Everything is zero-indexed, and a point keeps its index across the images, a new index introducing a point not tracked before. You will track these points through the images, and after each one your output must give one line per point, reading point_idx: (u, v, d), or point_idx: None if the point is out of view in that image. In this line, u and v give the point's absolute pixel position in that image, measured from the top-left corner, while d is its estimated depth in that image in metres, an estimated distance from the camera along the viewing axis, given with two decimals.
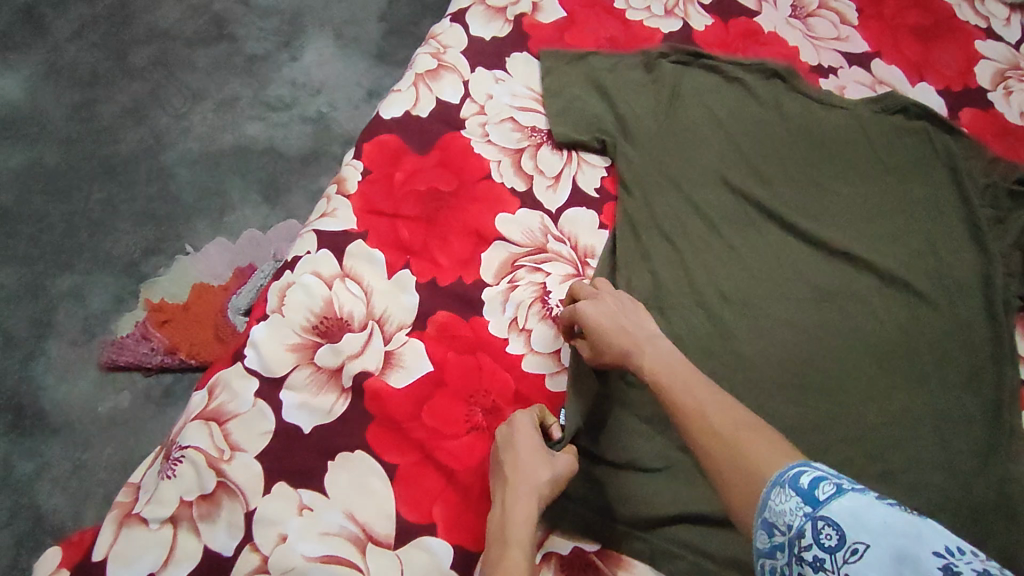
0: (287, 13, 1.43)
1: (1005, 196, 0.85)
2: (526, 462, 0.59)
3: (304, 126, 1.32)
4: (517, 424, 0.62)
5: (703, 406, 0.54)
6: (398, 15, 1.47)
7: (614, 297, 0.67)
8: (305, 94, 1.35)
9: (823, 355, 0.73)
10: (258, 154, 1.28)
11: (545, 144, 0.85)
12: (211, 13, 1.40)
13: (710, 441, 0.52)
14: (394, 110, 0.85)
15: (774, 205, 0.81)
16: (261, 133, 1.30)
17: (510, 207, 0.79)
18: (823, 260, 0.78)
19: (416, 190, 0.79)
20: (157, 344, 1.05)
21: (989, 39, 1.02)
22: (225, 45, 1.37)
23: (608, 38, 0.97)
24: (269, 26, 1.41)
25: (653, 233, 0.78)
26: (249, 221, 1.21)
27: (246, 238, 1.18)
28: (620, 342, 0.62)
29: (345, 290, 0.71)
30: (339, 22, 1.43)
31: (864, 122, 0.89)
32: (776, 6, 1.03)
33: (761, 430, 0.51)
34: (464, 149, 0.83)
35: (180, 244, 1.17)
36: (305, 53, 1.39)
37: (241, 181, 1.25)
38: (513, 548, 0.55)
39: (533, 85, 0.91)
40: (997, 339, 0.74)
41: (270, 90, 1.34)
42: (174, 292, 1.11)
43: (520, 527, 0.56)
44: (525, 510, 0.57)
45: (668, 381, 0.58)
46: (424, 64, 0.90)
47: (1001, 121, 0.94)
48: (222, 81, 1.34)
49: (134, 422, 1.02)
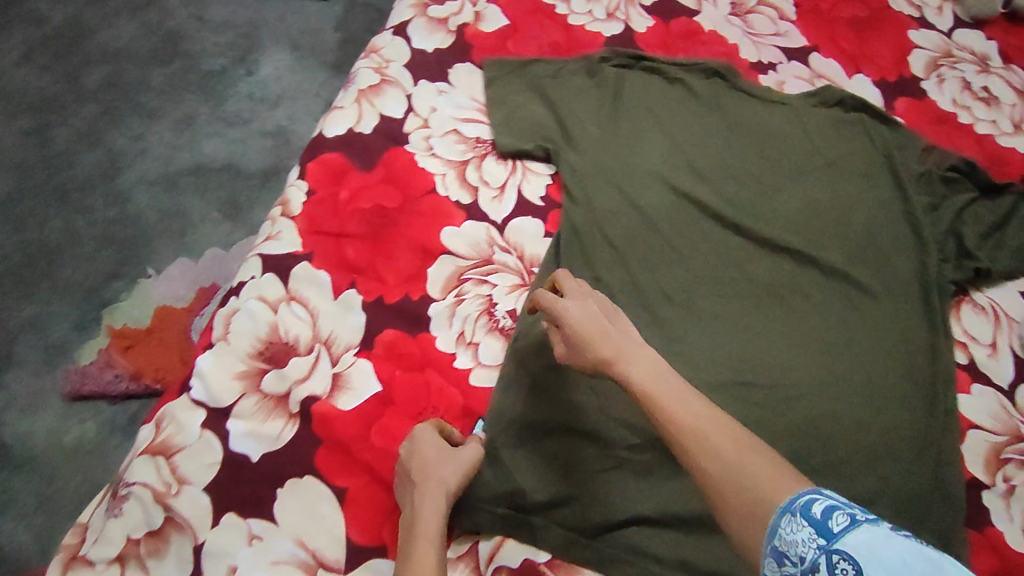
0: (241, 27, 1.42)
1: (939, 182, 0.88)
2: (434, 462, 0.60)
3: (262, 140, 1.31)
4: (418, 429, 0.64)
5: (691, 419, 0.52)
6: (354, 24, 1.47)
7: (592, 299, 0.66)
8: (262, 108, 1.35)
9: (772, 345, 0.74)
10: (217, 171, 1.27)
11: (490, 154, 0.86)
12: (164, 30, 1.39)
13: (707, 459, 0.50)
14: (337, 128, 0.86)
15: (717, 204, 0.82)
16: (218, 150, 1.29)
17: (457, 219, 0.80)
18: (767, 256, 0.80)
19: (361, 208, 0.79)
20: (120, 371, 1.03)
21: (922, 28, 1.04)
22: (179, 63, 1.36)
23: (551, 44, 0.98)
24: (223, 41, 1.40)
25: (596, 240, 0.79)
26: (210, 240, 1.20)
27: (207, 257, 1.17)
28: (601, 346, 0.61)
29: (290, 313, 0.71)
30: (294, 33, 1.43)
31: (803, 117, 0.91)
32: (716, 5, 1.04)
33: (758, 449, 0.50)
34: (408, 164, 0.84)
35: (141, 267, 1.16)
36: (261, 67, 1.38)
37: (201, 199, 1.24)
38: (422, 543, 0.56)
39: (477, 96, 0.91)
40: (932, 325, 0.76)
41: (226, 105, 1.33)
42: (135, 317, 1.09)
43: (431, 523, 0.57)
44: (434, 507, 0.58)
45: (653, 389, 0.55)
46: (366, 80, 0.90)
47: (935, 109, 0.96)
48: (178, 99, 1.33)
49: (99, 452, 1.01)
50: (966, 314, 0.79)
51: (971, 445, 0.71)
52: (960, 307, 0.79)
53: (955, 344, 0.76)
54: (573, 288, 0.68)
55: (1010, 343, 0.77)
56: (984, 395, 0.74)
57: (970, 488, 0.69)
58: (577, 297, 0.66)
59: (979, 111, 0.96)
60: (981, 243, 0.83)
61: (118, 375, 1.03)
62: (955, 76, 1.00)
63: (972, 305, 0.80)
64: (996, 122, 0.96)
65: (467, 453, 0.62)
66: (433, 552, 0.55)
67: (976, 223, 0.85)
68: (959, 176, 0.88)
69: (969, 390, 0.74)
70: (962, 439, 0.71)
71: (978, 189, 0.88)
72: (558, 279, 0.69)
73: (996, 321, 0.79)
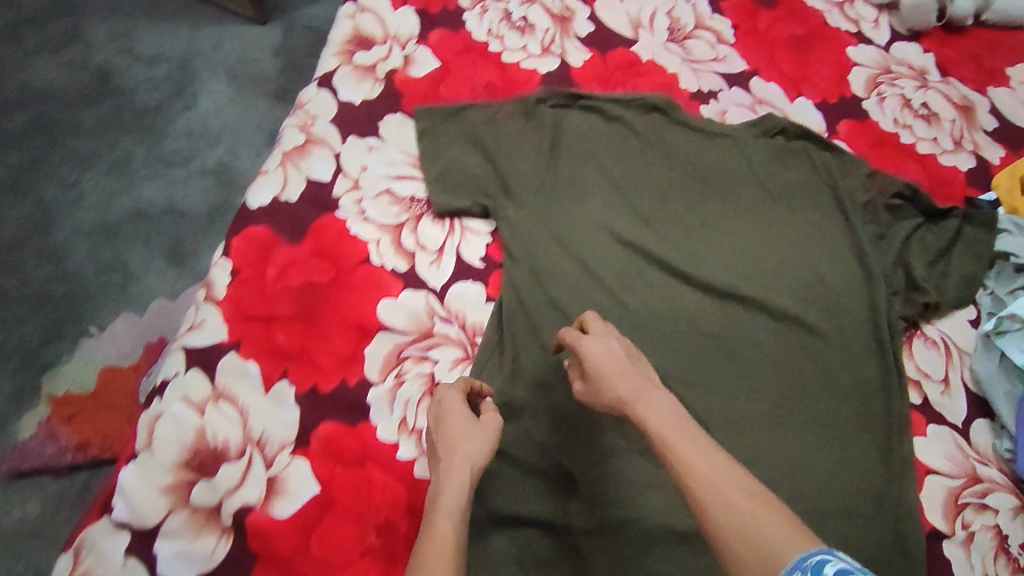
0: (175, 58, 1.38)
1: (883, 210, 0.87)
2: (457, 435, 0.56)
3: (204, 179, 1.28)
4: (444, 396, 0.61)
5: (708, 469, 0.50)
6: (293, 48, 1.43)
7: (614, 339, 0.63)
8: (202, 145, 1.31)
9: (722, 389, 0.74)
10: (157, 217, 1.23)
11: (425, 214, 0.82)
12: (92, 66, 1.34)
13: (720, 513, 0.48)
14: (261, 197, 0.81)
15: (662, 248, 0.81)
16: (158, 194, 1.25)
17: (393, 290, 0.76)
18: (715, 303, 0.78)
19: (290, 286, 0.75)
20: (64, 442, 0.99)
21: (860, 44, 1.03)
22: (111, 101, 1.32)
23: (486, 86, 0.94)
24: (157, 75, 1.36)
25: (538, 302, 0.76)
26: (155, 290, 1.17)
27: (151, 309, 1.15)
28: (621, 387, 0.58)
29: (218, 413, 0.67)
30: (231, 61, 1.39)
31: (745, 149, 0.90)
32: (653, 31, 1.01)
33: (775, 509, 0.48)
34: (340, 232, 0.79)
35: (82, 326, 1.11)
36: (198, 100, 1.35)
37: (143, 249, 1.20)
38: (443, 516, 0.49)
39: (410, 149, 0.87)
40: (882, 367, 0.76)
41: (165, 144, 1.30)
42: (77, 380, 1.05)
43: (453, 494, 0.51)
44: (458, 476, 0.53)
45: (673, 437, 0.53)
46: (291, 140, 0.85)
47: (877, 131, 0.95)
48: (111, 140, 1.28)
49: (45, 531, 0.96)
50: (918, 349, 0.79)
51: (929, 493, 0.70)
52: (911, 343, 0.79)
53: (908, 383, 0.76)
54: (600, 326, 0.66)
55: (961, 378, 0.77)
56: (938, 435, 0.74)
57: (928, 539, 0.68)
58: (602, 334, 0.64)
59: (920, 129, 0.95)
60: (928, 272, 0.83)
61: (62, 448, 0.98)
62: (896, 93, 0.98)
63: (923, 339, 0.79)
64: (936, 139, 0.95)
65: (490, 421, 0.58)
66: (454, 527, 0.49)
67: (923, 251, 0.84)
68: (903, 203, 0.87)
69: (924, 432, 0.74)
70: (920, 487, 0.70)
71: (922, 214, 0.87)
72: (586, 317, 0.66)
73: (947, 355, 0.78)
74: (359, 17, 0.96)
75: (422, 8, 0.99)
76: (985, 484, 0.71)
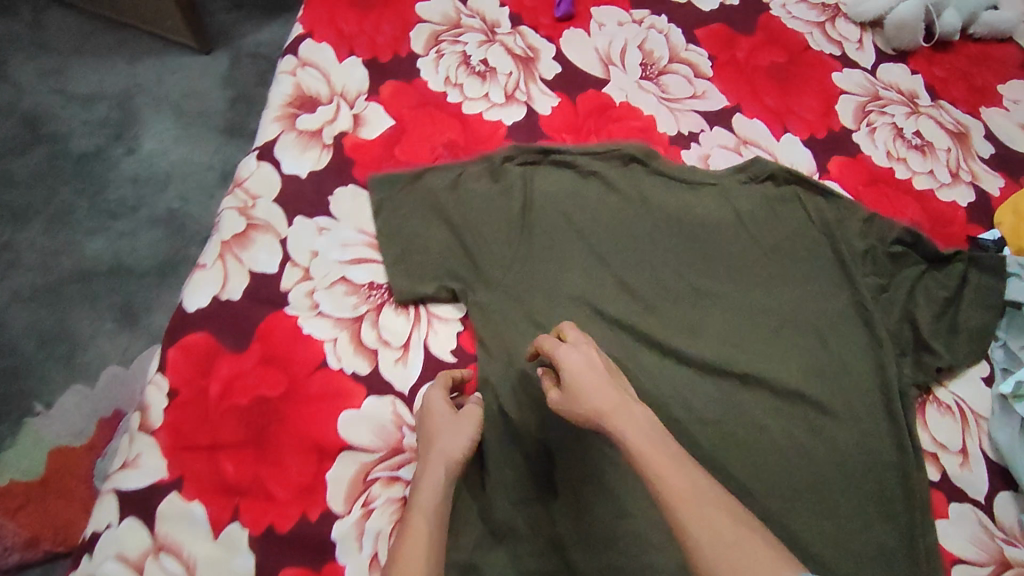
0: (114, 96, 1.27)
1: (885, 258, 0.80)
2: (438, 430, 0.62)
3: (153, 230, 1.18)
4: (429, 395, 0.65)
5: (689, 487, 0.50)
6: (242, 79, 1.32)
7: (591, 351, 0.61)
8: (148, 191, 1.21)
9: (725, 475, 0.68)
10: (105, 275, 1.13)
11: (387, 303, 0.74)
12: (20, 111, 1.24)
13: (703, 532, 0.48)
14: (199, 298, 0.72)
15: (650, 323, 0.74)
16: (103, 249, 1.15)
17: (354, 399, 0.68)
18: (708, 380, 0.72)
19: (237, 405, 0.67)
20: (9, 540, 0.88)
21: (845, 68, 0.96)
22: (44, 148, 1.21)
23: (446, 143, 0.85)
24: (95, 117, 1.25)
25: (517, 400, 0.69)
26: (106, 357, 1.07)
27: (103, 379, 1.05)
28: (599, 398, 0.56)
29: (159, 569, 0.59)
30: (175, 96, 1.29)
31: (734, 200, 0.82)
32: (625, 69, 0.92)
33: (749, 524, 0.49)
34: (291, 332, 0.71)
35: (25, 404, 1.01)
36: (142, 142, 1.24)
37: (90, 312, 1.10)
38: (418, 513, 0.56)
39: (365, 225, 0.78)
40: (898, 445, 0.70)
41: (107, 193, 1.20)
42: (21, 467, 0.94)
43: (428, 493, 0.58)
44: (433, 473, 0.59)
45: (653, 452, 0.53)
46: (230, 226, 0.75)
47: (871, 167, 0.88)
48: (48, 192, 1.18)
49: None
50: (932, 417, 0.73)
51: None
52: (924, 409, 0.73)
53: (925, 458, 0.71)
54: (579, 335, 0.63)
55: (980, 447, 0.72)
56: (961, 515, 0.68)
57: None
58: (580, 344, 0.62)
59: (915, 162, 0.89)
60: (937, 327, 0.77)
61: (7, 546, 0.88)
62: (886, 122, 0.92)
63: (937, 405, 0.74)
64: (932, 172, 0.88)
65: (469, 413, 0.64)
66: (426, 522, 0.56)
67: (928, 302, 0.78)
68: (906, 249, 0.81)
69: (947, 514, 0.68)
70: None
71: (926, 260, 0.81)
72: (564, 326, 0.64)
73: (964, 421, 0.73)
74: (300, 74, 0.86)
75: (371, 57, 0.89)
76: (1016, 570, 0.66)
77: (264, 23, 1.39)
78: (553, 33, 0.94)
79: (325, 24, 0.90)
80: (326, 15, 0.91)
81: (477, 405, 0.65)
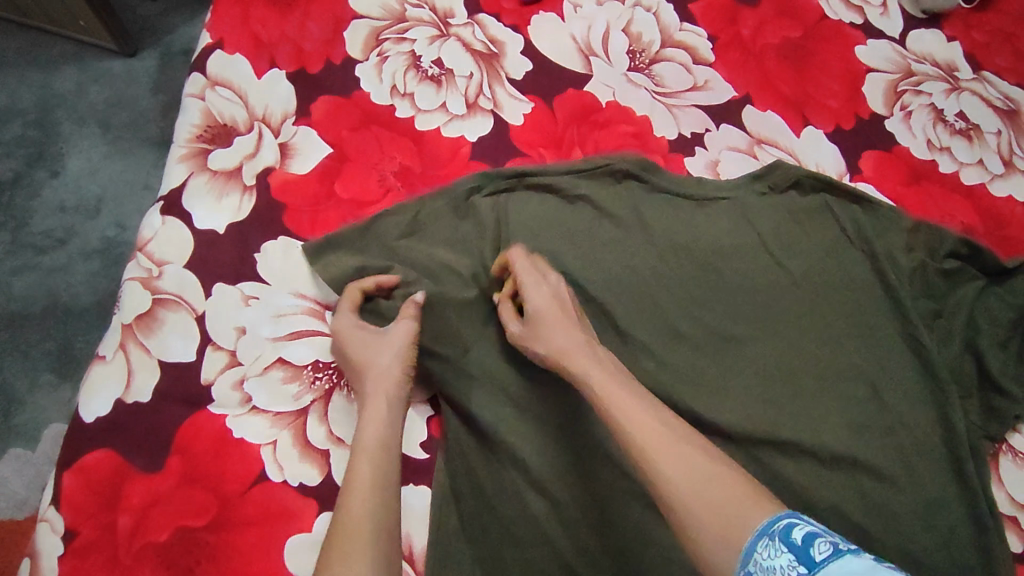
0: (27, 111, 1.08)
1: (938, 277, 0.67)
2: (364, 358, 0.56)
3: (87, 263, 1.00)
4: (338, 329, 0.58)
5: (654, 425, 0.44)
6: (175, 81, 1.12)
7: (559, 284, 0.57)
8: (79, 219, 1.02)
9: None
10: (38, 318, 0.96)
11: (337, 388, 0.60)
12: None
13: (669, 465, 0.42)
14: (98, 404, 0.57)
15: (667, 388, 0.60)
16: (33, 289, 0.97)
17: (306, 518, 0.55)
18: (743, 449, 0.59)
19: (155, 543, 0.53)
20: None
21: (870, 39, 0.80)
22: None
23: (397, 170, 0.69)
24: (8, 138, 1.06)
25: (512, 496, 0.57)
26: (46, 415, 0.91)
27: (47, 438, 0.89)
28: (560, 338, 0.52)
29: None
30: (100, 106, 1.09)
31: (753, 218, 0.68)
32: (610, 60, 0.76)
33: (724, 461, 0.43)
34: (218, 438, 0.57)
35: None
36: (66, 163, 1.05)
37: (22, 362, 0.93)
38: (361, 455, 0.50)
39: (304, 287, 0.63)
40: (974, 510, 0.58)
41: (32, 225, 1.01)
42: None
43: (373, 429, 0.52)
44: (375, 407, 0.53)
45: (615, 389, 0.47)
46: (132, 304, 0.60)
47: (909, 161, 0.74)
48: None
49: None
50: (1007, 471, 0.62)
51: None
52: (997, 461, 0.62)
53: (1005, 524, 0.60)
54: (547, 267, 0.59)
55: None
56: None
57: None
58: (547, 275, 0.58)
59: (960, 150, 0.74)
60: (1004, 357, 0.65)
61: None
62: (923, 103, 0.77)
63: (1012, 455, 0.63)
64: (982, 162, 0.74)
65: (399, 332, 0.57)
66: (371, 460, 0.50)
67: (993, 327, 0.66)
68: (961, 264, 0.68)
69: None
70: None
71: (985, 274, 0.68)
72: (531, 252, 0.60)
73: None
74: (209, 96, 0.69)
75: (297, 68, 0.72)
76: None
77: (196, 13, 1.17)
78: (519, 21, 0.77)
79: (238, 29, 0.73)
80: (239, 16, 0.73)
81: (412, 319, 0.58)
